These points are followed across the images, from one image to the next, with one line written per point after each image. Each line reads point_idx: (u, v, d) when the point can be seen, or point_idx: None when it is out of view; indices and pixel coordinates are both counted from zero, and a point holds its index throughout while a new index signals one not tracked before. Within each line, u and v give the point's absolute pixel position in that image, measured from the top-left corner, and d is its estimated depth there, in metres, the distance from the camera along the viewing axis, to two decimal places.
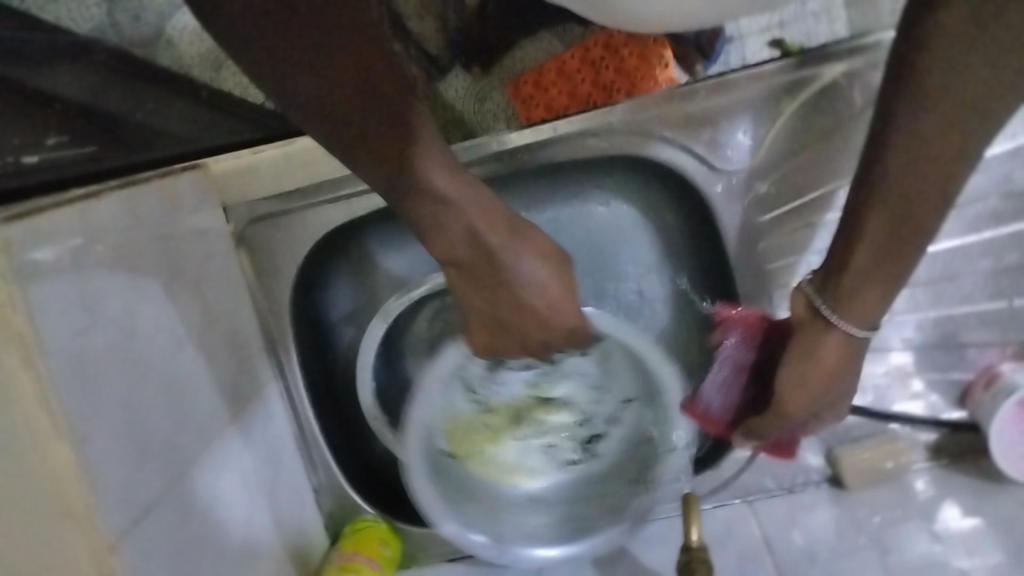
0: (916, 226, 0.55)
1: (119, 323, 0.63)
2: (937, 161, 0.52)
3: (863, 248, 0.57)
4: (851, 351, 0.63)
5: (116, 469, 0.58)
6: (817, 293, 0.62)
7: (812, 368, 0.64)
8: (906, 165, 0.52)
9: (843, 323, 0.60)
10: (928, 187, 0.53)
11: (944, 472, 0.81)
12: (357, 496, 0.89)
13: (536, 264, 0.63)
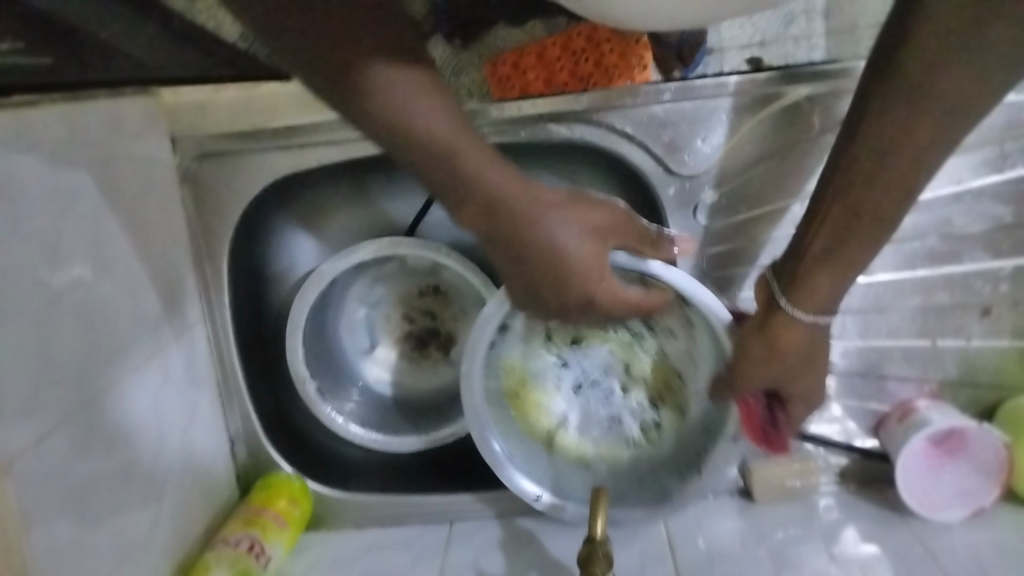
0: (858, 234, 0.56)
1: (42, 240, 0.61)
2: (899, 167, 0.52)
3: (817, 245, 0.58)
4: (808, 342, 0.62)
5: (17, 388, 0.56)
6: (777, 280, 0.62)
7: (767, 353, 0.64)
8: (877, 155, 0.52)
9: (793, 308, 0.60)
10: (880, 203, 0.54)
11: (851, 496, 0.84)
12: (273, 451, 0.88)
13: (569, 230, 0.60)
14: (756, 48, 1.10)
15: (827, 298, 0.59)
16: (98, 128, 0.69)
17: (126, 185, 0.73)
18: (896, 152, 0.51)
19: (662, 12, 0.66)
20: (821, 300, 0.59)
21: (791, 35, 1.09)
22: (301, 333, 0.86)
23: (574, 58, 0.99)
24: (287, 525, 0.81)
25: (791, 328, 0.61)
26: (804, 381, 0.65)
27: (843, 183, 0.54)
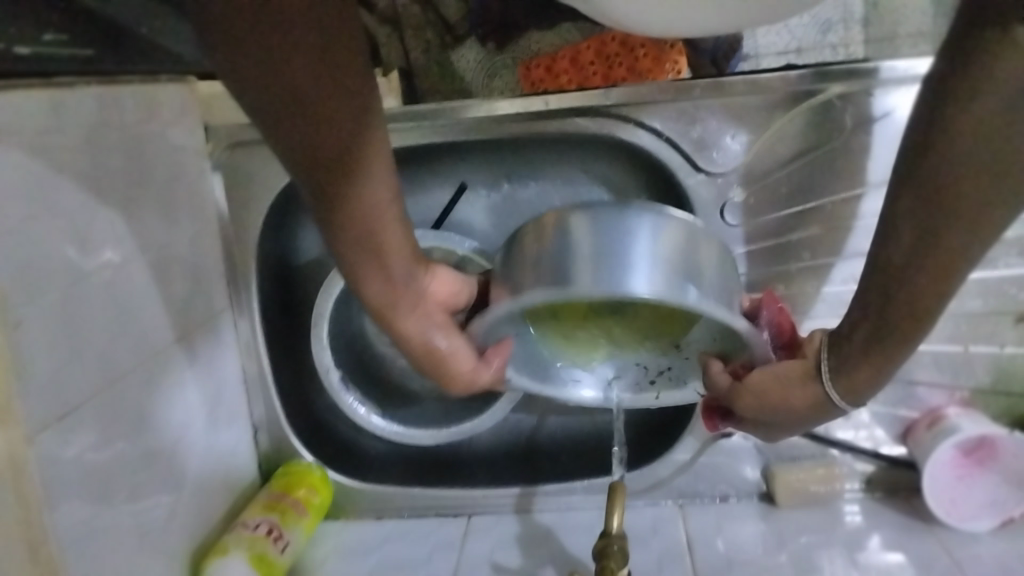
0: (900, 337, 0.53)
1: (73, 222, 0.62)
2: (936, 274, 0.48)
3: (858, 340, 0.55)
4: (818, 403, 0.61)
5: (43, 364, 0.57)
6: (826, 351, 0.59)
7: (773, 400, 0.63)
8: (916, 266, 0.48)
9: (833, 392, 0.59)
10: (914, 309, 0.51)
11: (876, 504, 0.82)
12: (295, 440, 0.88)
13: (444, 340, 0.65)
14: (795, 54, 1.12)
15: (861, 389, 0.58)
16: (132, 114, 0.71)
17: (158, 171, 0.74)
18: (932, 238, 0.47)
19: (683, 16, 0.67)
20: (857, 385, 0.58)
21: (829, 44, 1.11)
22: (325, 326, 0.87)
23: (606, 63, 1.02)
24: (306, 513, 0.82)
25: (804, 394, 0.61)
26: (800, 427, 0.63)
27: (883, 267, 0.50)
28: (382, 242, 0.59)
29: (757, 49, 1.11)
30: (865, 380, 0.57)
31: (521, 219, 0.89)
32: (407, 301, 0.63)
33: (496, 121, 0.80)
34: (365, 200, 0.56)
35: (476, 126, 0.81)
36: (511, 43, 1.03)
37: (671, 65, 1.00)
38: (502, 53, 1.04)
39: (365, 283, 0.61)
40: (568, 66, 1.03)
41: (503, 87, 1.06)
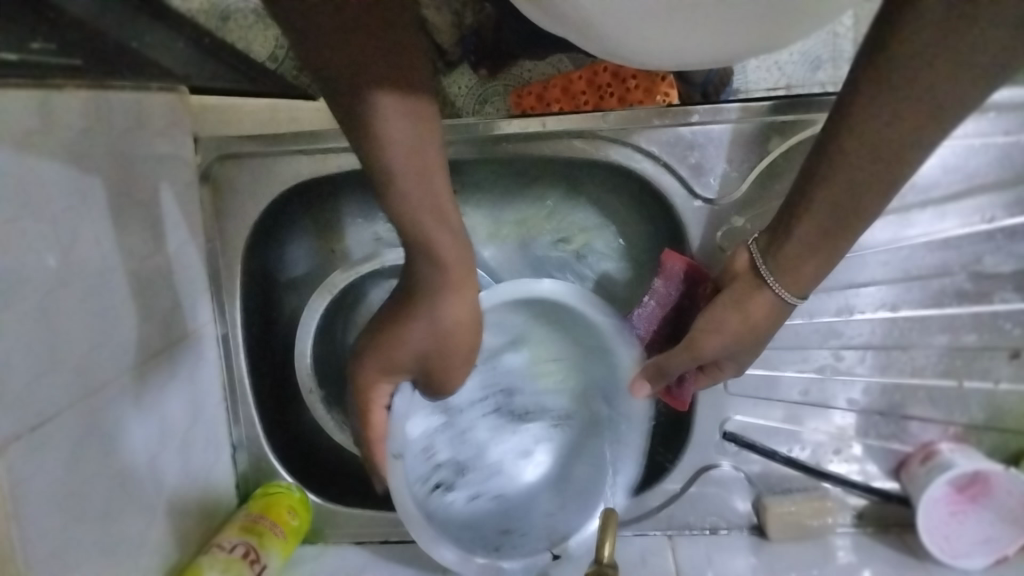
0: (846, 227, 0.51)
1: (54, 227, 0.60)
2: (888, 161, 0.46)
3: (796, 236, 0.54)
4: (779, 315, 0.58)
5: (15, 373, 0.54)
6: (762, 254, 0.57)
7: (737, 317, 0.59)
8: (856, 158, 0.47)
9: (777, 288, 0.56)
10: (865, 196, 0.49)
11: (868, 539, 0.80)
12: (276, 460, 0.86)
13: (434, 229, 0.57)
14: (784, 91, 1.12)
15: (805, 272, 0.55)
16: (119, 119, 0.69)
17: (142, 180, 0.72)
18: (868, 149, 0.46)
19: (699, 48, 0.66)
20: (795, 273, 0.55)
21: (817, 81, 1.12)
22: (310, 343, 0.85)
23: (597, 94, 1.03)
24: (284, 535, 0.79)
25: (761, 301, 0.58)
26: (712, 340, 0.60)
27: (807, 182, 0.51)
28: (431, 211, 0.56)
29: (747, 83, 1.11)
30: (809, 273, 0.55)
31: (512, 243, 0.88)
32: (467, 307, 0.62)
33: (491, 140, 0.79)
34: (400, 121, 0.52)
35: (470, 145, 0.80)
36: (504, 71, 1.09)
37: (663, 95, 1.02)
38: (494, 80, 1.10)
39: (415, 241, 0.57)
40: (559, 95, 1.05)
41: (495, 113, 1.11)
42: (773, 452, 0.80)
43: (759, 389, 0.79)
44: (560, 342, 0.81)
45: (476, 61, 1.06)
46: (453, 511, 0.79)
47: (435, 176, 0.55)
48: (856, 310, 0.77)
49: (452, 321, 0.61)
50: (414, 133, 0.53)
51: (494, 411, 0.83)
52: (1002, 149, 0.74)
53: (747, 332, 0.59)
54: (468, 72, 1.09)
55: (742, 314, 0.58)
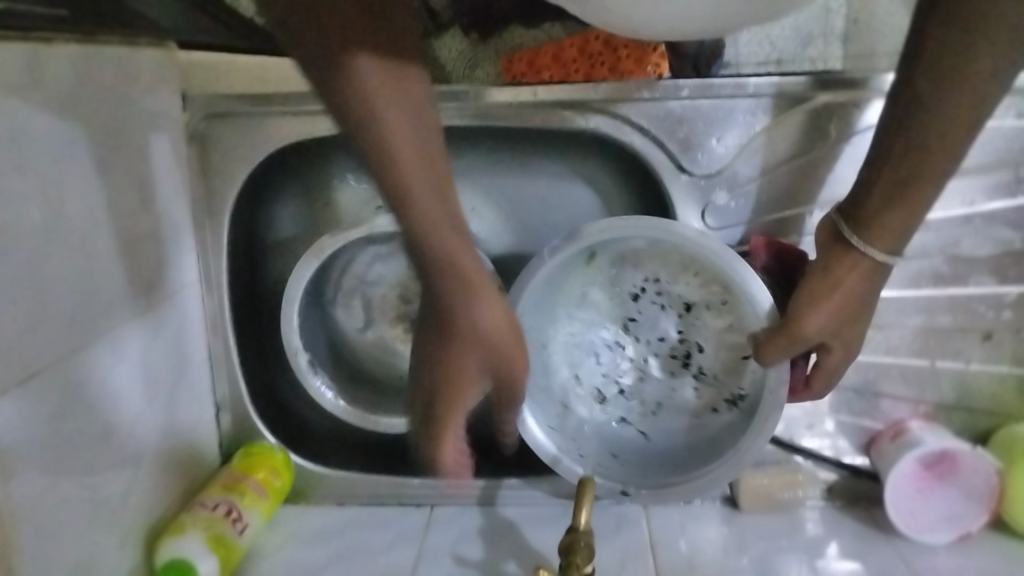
0: (919, 181, 0.55)
1: (42, 182, 0.59)
2: (955, 116, 0.52)
3: (874, 198, 0.58)
4: (873, 281, 0.61)
5: (2, 325, 0.54)
6: (843, 218, 0.62)
7: (826, 289, 0.63)
8: (934, 111, 0.52)
9: (866, 248, 0.59)
10: (935, 156, 0.54)
11: (836, 512, 0.83)
12: (258, 421, 0.87)
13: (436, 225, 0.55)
14: (773, 66, 1.12)
15: (893, 224, 0.58)
16: (108, 73, 0.68)
17: (131, 136, 0.72)
18: (940, 106, 0.52)
19: (692, 19, 0.67)
20: (882, 235, 0.59)
21: (806, 58, 1.12)
22: (295, 307, 0.85)
23: (588, 61, 1.01)
24: (267, 496, 0.81)
25: (851, 265, 0.61)
26: (815, 320, 0.64)
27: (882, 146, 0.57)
28: (414, 169, 0.53)
29: (738, 57, 1.11)
30: (897, 229, 0.58)
31: (499, 212, 0.88)
32: (477, 280, 0.57)
33: (482, 107, 0.79)
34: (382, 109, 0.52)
35: (460, 112, 0.80)
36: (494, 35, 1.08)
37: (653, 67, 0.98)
38: (485, 45, 1.09)
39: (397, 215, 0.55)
40: (549, 62, 1.04)
41: (484, 78, 1.10)
42: None
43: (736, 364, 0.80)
44: (672, 271, 0.80)
45: (467, 24, 1.06)
46: (578, 420, 0.84)
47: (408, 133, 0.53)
48: None
49: (474, 324, 0.57)
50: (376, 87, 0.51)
51: (674, 359, 0.82)
52: (986, 134, 0.75)
53: (843, 304, 0.63)
54: (458, 36, 1.08)
55: (840, 288, 0.62)
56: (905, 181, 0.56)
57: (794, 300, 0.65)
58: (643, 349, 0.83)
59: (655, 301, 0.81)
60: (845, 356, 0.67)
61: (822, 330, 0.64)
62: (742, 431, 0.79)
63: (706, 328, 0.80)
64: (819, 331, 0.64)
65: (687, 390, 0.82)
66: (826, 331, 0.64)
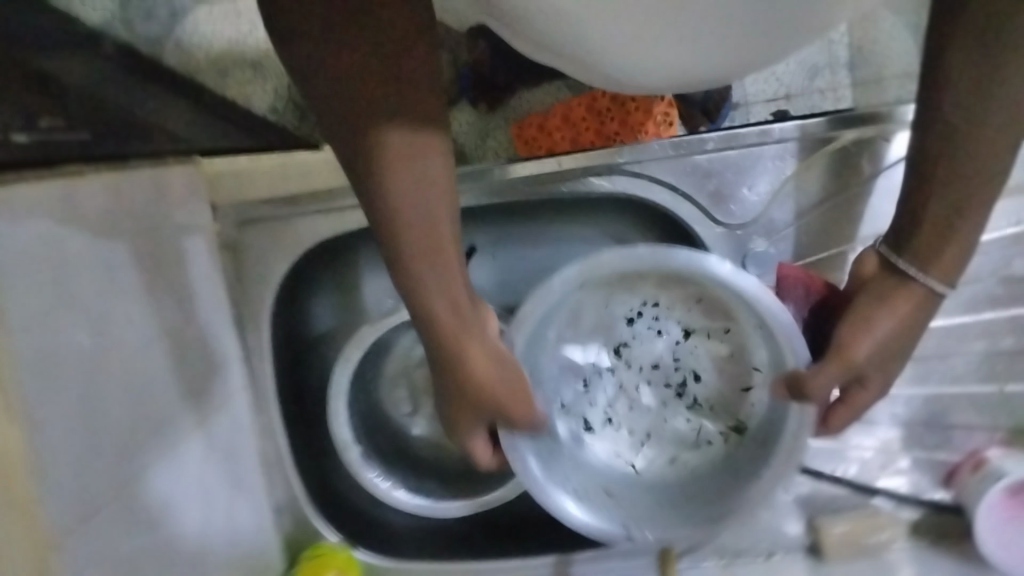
0: (966, 214, 0.55)
1: (90, 313, 0.59)
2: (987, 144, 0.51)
3: (932, 206, 0.55)
4: (923, 314, 0.58)
5: (66, 463, 0.53)
6: (895, 251, 0.58)
7: (866, 324, 0.58)
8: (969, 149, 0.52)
9: (927, 277, 0.56)
10: (976, 180, 0.53)
11: (924, 552, 0.79)
12: (320, 521, 0.86)
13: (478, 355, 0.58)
14: (784, 101, 1.12)
15: (942, 253, 0.56)
16: (142, 197, 0.69)
17: (170, 255, 0.72)
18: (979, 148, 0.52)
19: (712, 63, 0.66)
20: (939, 262, 0.56)
21: (816, 89, 1.12)
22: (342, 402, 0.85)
23: (598, 118, 1.02)
24: None
25: (903, 295, 0.58)
26: (874, 360, 0.58)
27: (927, 165, 0.54)
28: (435, 256, 0.53)
29: (747, 96, 1.12)
30: (952, 256, 0.56)
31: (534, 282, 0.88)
32: (491, 359, 0.59)
33: (509, 186, 0.79)
34: (396, 191, 0.49)
35: (487, 190, 0.79)
36: (504, 103, 1.08)
37: (663, 116, 1.00)
38: (494, 114, 1.09)
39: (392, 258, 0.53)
40: (560, 123, 1.04)
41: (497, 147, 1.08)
42: (819, 473, 0.80)
43: None
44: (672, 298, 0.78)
45: (475, 97, 1.07)
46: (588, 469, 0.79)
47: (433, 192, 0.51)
48: None
49: (475, 367, 0.58)
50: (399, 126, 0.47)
51: (666, 390, 0.79)
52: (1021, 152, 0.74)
53: (894, 340, 0.58)
54: (467, 109, 1.09)
55: (879, 320, 0.58)
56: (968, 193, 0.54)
57: (836, 339, 0.59)
58: (639, 370, 0.80)
59: (652, 324, 0.80)
60: (877, 395, 0.62)
61: (874, 376, 0.60)
62: (737, 473, 0.76)
63: (706, 356, 0.79)
64: (875, 377, 0.60)
65: (682, 422, 0.79)
66: (882, 383, 0.61)
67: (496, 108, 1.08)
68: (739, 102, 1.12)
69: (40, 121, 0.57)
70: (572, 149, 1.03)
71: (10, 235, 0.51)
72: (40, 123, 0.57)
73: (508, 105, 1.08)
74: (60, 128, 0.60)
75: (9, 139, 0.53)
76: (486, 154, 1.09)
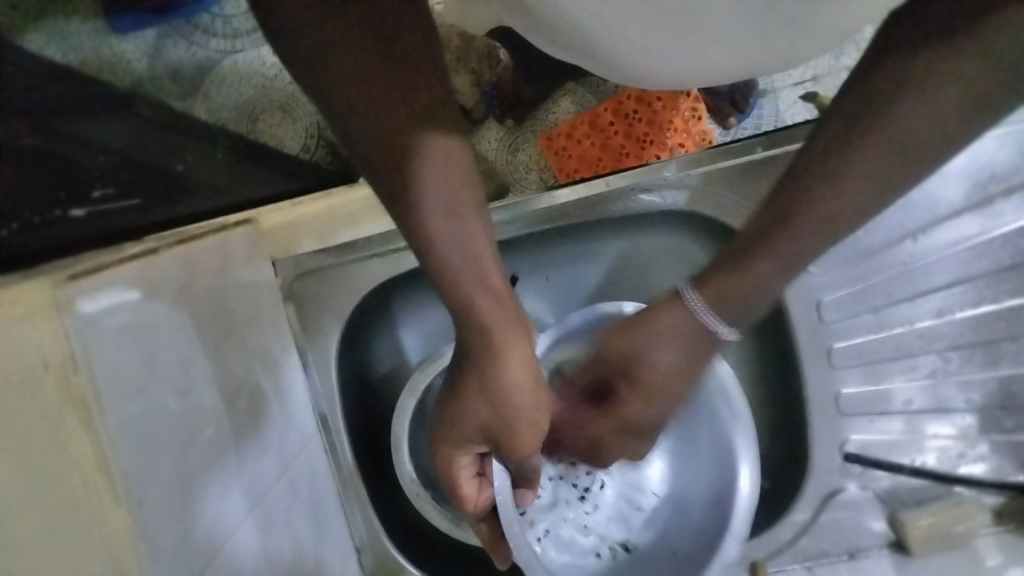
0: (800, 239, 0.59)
1: (174, 385, 0.61)
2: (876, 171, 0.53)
3: (788, 241, 0.59)
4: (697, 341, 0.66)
5: (169, 536, 0.55)
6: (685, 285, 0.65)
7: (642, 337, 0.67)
8: (878, 152, 0.52)
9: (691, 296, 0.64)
10: (837, 209, 0.56)
11: (1013, 537, 0.78)
12: (401, 556, 0.87)
13: (515, 365, 0.60)
14: (811, 83, 1.09)
15: (732, 286, 0.63)
16: (209, 261, 0.70)
17: (237, 314, 0.73)
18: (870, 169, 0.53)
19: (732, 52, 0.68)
20: (719, 290, 0.63)
21: (843, 66, 1.08)
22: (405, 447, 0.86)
23: (626, 121, 1.06)
24: None
25: (669, 309, 0.66)
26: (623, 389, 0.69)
27: (814, 166, 0.55)
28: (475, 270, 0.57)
29: (774, 83, 1.10)
30: (726, 285, 0.63)
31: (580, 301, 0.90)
32: (531, 370, 0.61)
33: (558, 212, 0.80)
34: (436, 200, 0.54)
35: (537, 219, 0.80)
36: (530, 116, 1.07)
37: (690, 112, 1.05)
38: (522, 128, 1.07)
39: (431, 264, 0.56)
40: (588, 130, 1.06)
41: (529, 160, 1.06)
42: (899, 465, 0.79)
43: (870, 404, 0.79)
44: None
45: (501, 114, 1.06)
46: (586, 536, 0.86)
47: (465, 210, 0.55)
48: (957, 311, 0.78)
49: (513, 381, 0.60)
50: (439, 150, 0.53)
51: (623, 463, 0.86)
52: None
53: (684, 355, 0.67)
54: (494, 126, 1.06)
55: (660, 319, 0.66)
56: (807, 210, 0.57)
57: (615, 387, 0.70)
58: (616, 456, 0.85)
59: None
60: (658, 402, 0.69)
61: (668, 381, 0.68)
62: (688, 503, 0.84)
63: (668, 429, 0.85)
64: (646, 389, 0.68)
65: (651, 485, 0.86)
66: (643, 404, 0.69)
67: (522, 122, 1.07)
68: (768, 90, 1.09)
69: (94, 192, 0.59)
70: (604, 157, 1.06)
71: (97, 316, 0.53)
72: (90, 194, 0.59)
73: (535, 117, 1.07)
74: (111, 196, 0.62)
75: (65, 214, 0.56)
76: (517, 168, 1.06)
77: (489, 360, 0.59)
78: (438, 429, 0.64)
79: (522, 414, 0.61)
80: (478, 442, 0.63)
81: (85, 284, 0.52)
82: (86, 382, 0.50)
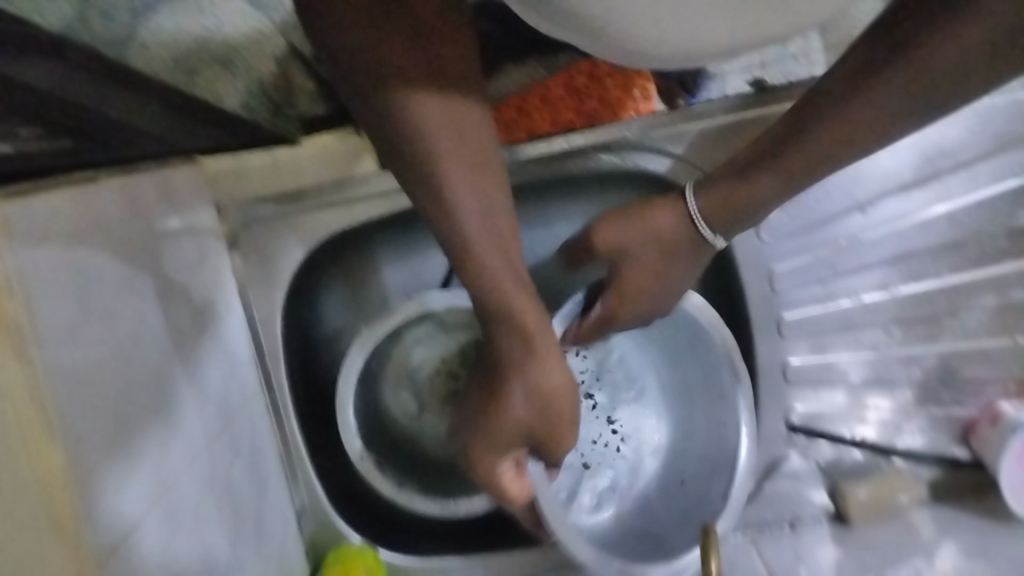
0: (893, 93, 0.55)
1: (112, 325, 0.57)
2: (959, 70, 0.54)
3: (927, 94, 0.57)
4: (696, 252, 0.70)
5: (105, 483, 0.52)
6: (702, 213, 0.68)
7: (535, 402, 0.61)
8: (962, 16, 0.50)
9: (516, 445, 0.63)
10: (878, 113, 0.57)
11: (948, 509, 0.84)
12: (343, 521, 0.86)
13: (558, 371, 0.62)
14: (759, 69, 1.05)
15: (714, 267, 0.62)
16: (150, 199, 0.66)
17: (177, 258, 0.69)
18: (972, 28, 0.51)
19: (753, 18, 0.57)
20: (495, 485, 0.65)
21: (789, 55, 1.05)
22: (350, 412, 0.83)
23: (578, 96, 0.98)
24: None
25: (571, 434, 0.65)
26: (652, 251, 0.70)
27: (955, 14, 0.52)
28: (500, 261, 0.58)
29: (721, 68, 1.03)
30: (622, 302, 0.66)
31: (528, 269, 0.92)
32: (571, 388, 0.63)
33: (519, 166, 0.80)
34: (449, 175, 0.55)
35: None
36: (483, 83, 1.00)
37: (642, 92, 0.96)
38: None
39: (454, 241, 0.57)
40: (540, 102, 0.99)
41: None
42: (840, 436, 0.85)
43: (820, 375, 0.83)
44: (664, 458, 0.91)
45: None
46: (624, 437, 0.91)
47: (491, 188, 0.58)
48: (900, 285, 0.81)
49: (546, 391, 0.61)
50: (467, 136, 0.56)
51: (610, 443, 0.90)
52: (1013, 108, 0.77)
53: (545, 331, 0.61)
54: None
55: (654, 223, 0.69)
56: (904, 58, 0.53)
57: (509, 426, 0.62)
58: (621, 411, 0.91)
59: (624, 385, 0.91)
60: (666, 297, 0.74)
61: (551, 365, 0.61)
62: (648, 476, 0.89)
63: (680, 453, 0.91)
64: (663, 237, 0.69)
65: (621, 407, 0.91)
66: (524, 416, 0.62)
67: None
68: (714, 75, 1.03)
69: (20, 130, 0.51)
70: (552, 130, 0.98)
71: (34, 246, 0.49)
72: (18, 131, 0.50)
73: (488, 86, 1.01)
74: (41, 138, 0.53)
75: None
76: None
77: (533, 350, 0.60)
78: (481, 433, 0.62)
79: (563, 422, 0.63)
80: (518, 444, 0.63)
81: (22, 208, 0.48)
82: (20, 310, 0.47)
